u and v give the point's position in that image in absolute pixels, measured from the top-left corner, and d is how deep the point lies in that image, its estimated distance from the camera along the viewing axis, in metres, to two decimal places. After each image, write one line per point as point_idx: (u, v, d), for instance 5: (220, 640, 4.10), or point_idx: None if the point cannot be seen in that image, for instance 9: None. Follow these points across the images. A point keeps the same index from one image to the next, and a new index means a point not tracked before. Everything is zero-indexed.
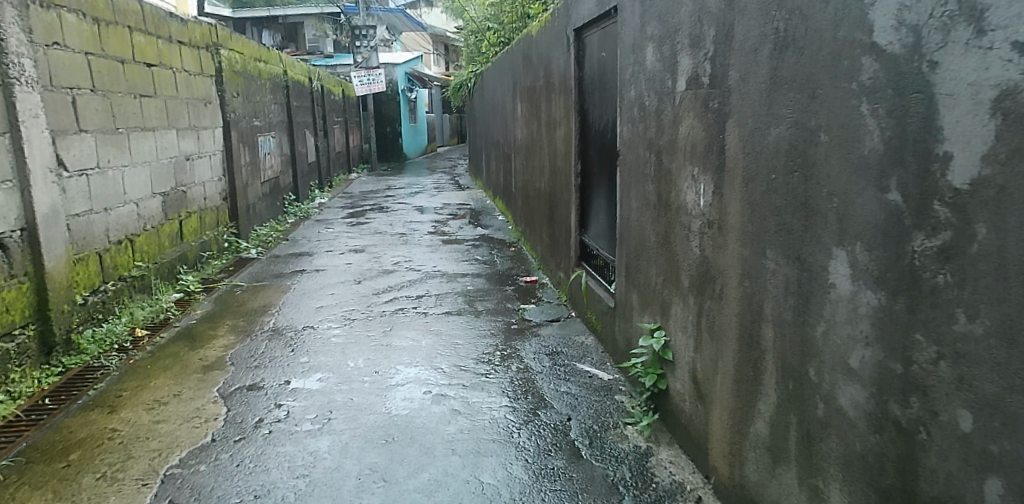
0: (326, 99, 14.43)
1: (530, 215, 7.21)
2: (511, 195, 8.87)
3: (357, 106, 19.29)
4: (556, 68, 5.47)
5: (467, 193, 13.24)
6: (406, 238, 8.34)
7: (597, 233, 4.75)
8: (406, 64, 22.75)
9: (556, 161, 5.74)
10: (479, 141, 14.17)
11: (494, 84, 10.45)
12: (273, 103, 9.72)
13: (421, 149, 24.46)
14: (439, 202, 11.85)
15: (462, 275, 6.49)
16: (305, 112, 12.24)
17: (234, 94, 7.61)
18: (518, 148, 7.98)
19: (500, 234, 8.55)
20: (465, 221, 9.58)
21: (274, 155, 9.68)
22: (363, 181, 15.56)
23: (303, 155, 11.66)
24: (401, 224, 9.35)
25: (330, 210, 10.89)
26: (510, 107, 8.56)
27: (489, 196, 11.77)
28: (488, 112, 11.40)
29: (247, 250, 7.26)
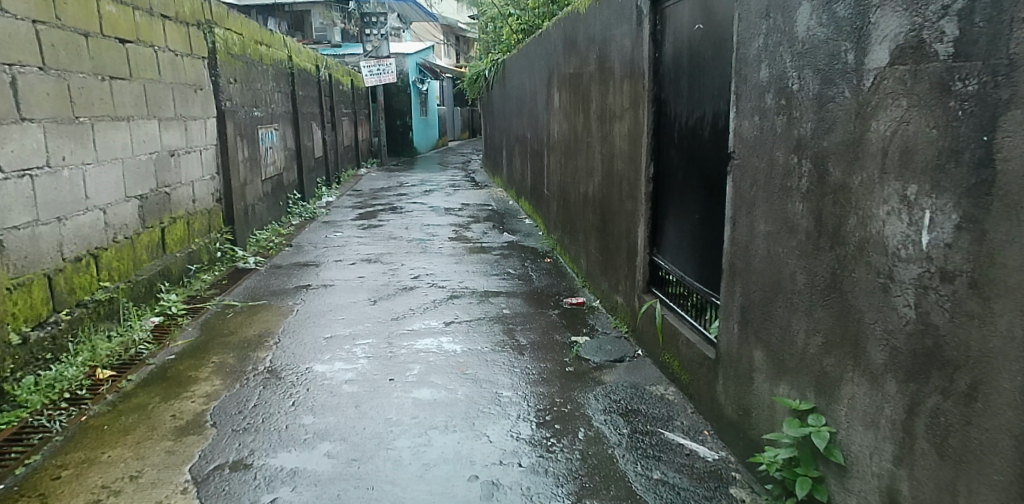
0: (334, 90, 13.44)
1: (571, 222, 6.22)
2: (542, 197, 7.87)
3: (366, 98, 18.29)
4: (616, 50, 4.47)
5: (486, 191, 12.27)
6: (424, 246, 7.35)
7: (678, 254, 3.74)
8: (417, 54, 21.72)
9: (612, 163, 4.74)
10: (497, 136, 13.17)
11: (519, 73, 9.42)
12: (276, 92, 8.75)
13: (432, 142, 23.47)
14: (457, 202, 10.85)
15: (494, 294, 5.50)
16: (312, 103, 11.26)
17: (230, 80, 6.65)
18: (554, 146, 6.97)
19: (530, 241, 7.55)
20: (489, 224, 8.59)
21: (278, 151, 8.73)
22: (374, 177, 14.59)
23: (309, 149, 10.71)
24: (417, 227, 8.35)
25: (338, 210, 9.94)
26: (542, 99, 7.55)
27: (511, 196, 10.77)
28: (512, 105, 10.37)
29: (244, 260, 6.28)
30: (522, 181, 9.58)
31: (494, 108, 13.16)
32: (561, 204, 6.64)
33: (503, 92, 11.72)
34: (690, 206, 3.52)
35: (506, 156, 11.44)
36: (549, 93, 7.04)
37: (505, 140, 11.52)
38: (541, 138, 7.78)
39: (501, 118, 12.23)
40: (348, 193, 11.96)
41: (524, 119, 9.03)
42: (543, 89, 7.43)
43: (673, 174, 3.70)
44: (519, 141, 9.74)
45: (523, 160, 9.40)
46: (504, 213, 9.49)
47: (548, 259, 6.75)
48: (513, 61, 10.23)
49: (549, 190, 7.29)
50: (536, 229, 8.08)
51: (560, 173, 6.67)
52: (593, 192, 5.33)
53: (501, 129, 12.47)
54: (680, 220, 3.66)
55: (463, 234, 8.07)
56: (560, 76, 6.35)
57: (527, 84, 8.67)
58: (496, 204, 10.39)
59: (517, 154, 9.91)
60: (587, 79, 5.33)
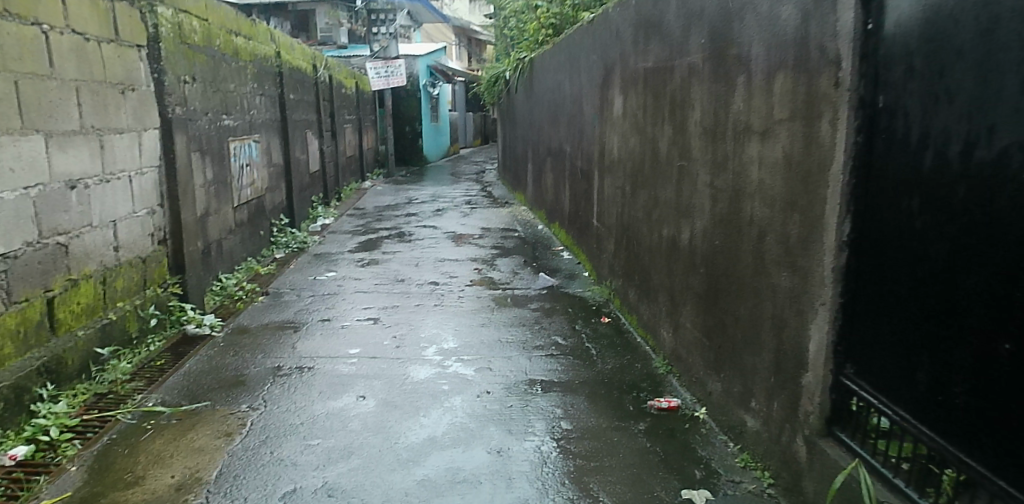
0: (335, 93, 11.77)
1: (645, 274, 4.49)
2: (589, 229, 6.14)
3: (373, 103, 16.65)
4: (778, 24, 2.74)
5: (508, 210, 10.56)
6: (441, 294, 5.63)
7: (923, 400, 2.04)
8: (428, 55, 20.07)
9: (744, 202, 3.02)
10: (519, 147, 11.48)
11: (555, 73, 7.69)
12: (259, 96, 7.07)
13: (443, 151, 21.82)
14: (476, 225, 9.11)
15: (543, 386, 3.77)
16: (307, 108, 9.59)
17: (187, 78, 4.96)
18: (612, 167, 5.25)
19: (576, 288, 5.81)
20: (519, 259, 6.86)
21: (260, 167, 7.05)
22: (379, 192, 12.91)
23: (303, 164, 9.04)
24: (429, 265, 6.64)
25: (335, 236, 8.26)
26: (594, 105, 5.83)
27: (540, 219, 9.05)
28: (543, 111, 8.64)
29: (200, 325, 4.58)
30: (557, 205, 7.83)
31: (516, 115, 11.46)
32: (626, 247, 4.90)
33: (529, 96, 10.01)
34: (997, 311, 1.78)
35: (532, 171, 9.72)
36: (608, 98, 5.32)
37: (532, 152, 9.78)
38: (589, 154, 6.05)
39: (525, 127, 10.53)
40: (349, 213, 10.27)
41: (563, 130, 7.30)
42: (597, 91, 5.70)
43: (930, 253, 1.99)
44: (553, 156, 8.02)
45: (559, 178, 7.68)
46: (535, 242, 7.74)
47: (605, 317, 5.01)
48: (545, 58, 8.51)
49: (603, 223, 5.57)
50: (580, 270, 6.35)
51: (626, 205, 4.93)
52: (695, 240, 3.60)
53: (524, 140, 10.78)
54: (945, 331, 1.94)
55: (488, 275, 6.34)
56: (632, 73, 4.64)
57: (567, 86, 6.95)
58: (522, 228, 8.65)
59: (551, 170, 8.20)
60: (693, 75, 3.60)
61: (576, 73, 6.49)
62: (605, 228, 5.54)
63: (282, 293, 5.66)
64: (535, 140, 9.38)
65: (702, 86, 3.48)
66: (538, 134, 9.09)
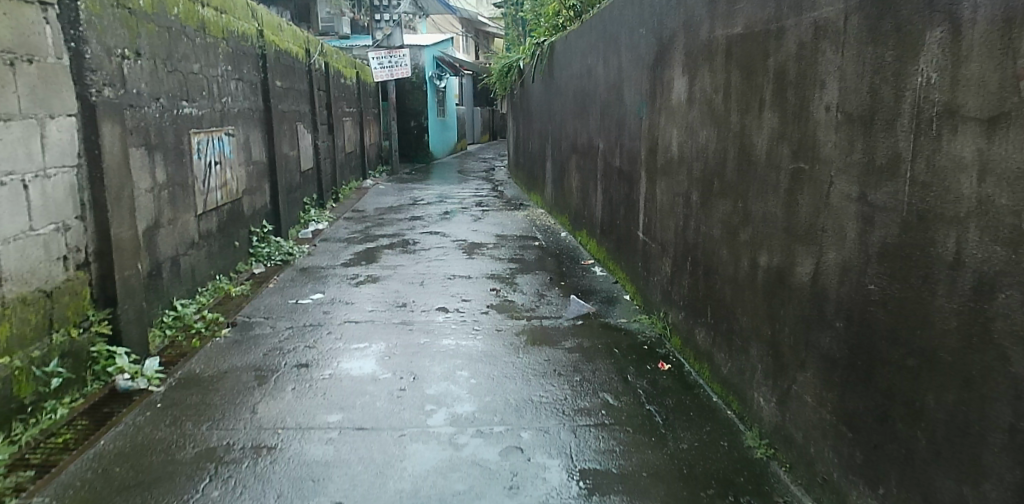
0: (332, 83, 10.63)
1: (728, 312, 3.34)
2: (634, 243, 4.97)
3: (375, 96, 15.55)
4: None
5: (524, 212, 9.42)
6: (450, 325, 4.47)
7: None
8: (435, 45, 18.92)
9: (947, 228, 1.87)
10: (535, 143, 10.29)
11: (584, 55, 6.52)
12: (236, 82, 5.94)
13: (450, 146, 20.70)
14: (490, 231, 7.94)
15: (598, 485, 2.64)
16: (299, 98, 8.46)
17: (124, 53, 3.85)
18: (672, 168, 4.09)
19: (620, 318, 4.65)
20: (543, 276, 5.70)
21: (237, 166, 5.93)
22: (381, 192, 11.77)
23: (293, 162, 7.91)
24: (436, 283, 5.50)
25: (327, 244, 7.13)
26: (642, 90, 4.66)
27: (562, 226, 7.88)
28: (567, 101, 7.45)
29: (133, 380, 3.47)
30: (586, 211, 6.65)
31: (532, 107, 10.28)
32: (695, 274, 3.75)
33: (548, 84, 8.82)
34: None
35: (553, 170, 8.54)
36: (666, 81, 4.15)
37: (552, 149, 8.60)
38: (634, 151, 4.88)
39: (543, 120, 9.35)
40: (347, 216, 9.13)
41: (595, 123, 6.13)
42: (647, 72, 4.53)
43: None
44: (580, 153, 6.86)
45: (589, 179, 6.51)
46: (561, 254, 6.57)
47: (665, 363, 3.86)
48: (569, 40, 7.33)
49: (656, 238, 4.41)
50: (620, 293, 5.19)
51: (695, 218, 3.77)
52: (829, 278, 2.45)
53: (542, 134, 9.60)
54: None
55: (508, 297, 5.18)
56: (708, 45, 3.48)
57: (602, 70, 5.77)
58: (543, 236, 7.49)
59: (577, 171, 7.04)
60: (829, 38, 2.45)
61: (616, 53, 5.32)
62: (659, 245, 4.38)
63: (253, 322, 4.51)
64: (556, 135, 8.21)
65: (848, 51, 2.32)
66: (560, 127, 7.91)
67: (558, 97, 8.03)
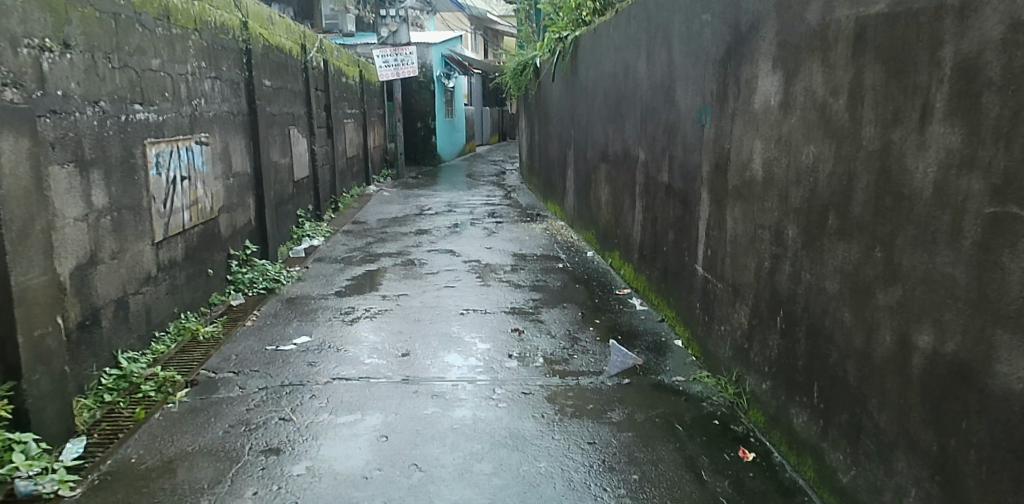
0: (333, 81, 9.71)
1: (854, 399, 2.42)
2: (690, 279, 4.04)
3: (380, 97, 14.66)
4: None
5: (541, 224, 8.48)
6: (463, 384, 3.54)
7: None
8: (443, 43, 18.00)
9: None
10: (553, 148, 9.35)
11: (620, 49, 5.58)
12: (215, 80, 5.02)
13: (458, 148, 19.79)
14: (505, 248, 6.99)
15: None
16: (294, 99, 7.54)
17: (44, 43, 2.95)
18: (756, 192, 3.17)
19: (675, 375, 3.72)
20: (573, 311, 4.76)
21: (218, 179, 5.00)
22: (384, 199, 10.84)
23: (286, 170, 7.00)
24: (445, 320, 4.57)
25: (321, 264, 6.21)
26: (706, 91, 3.73)
27: (587, 243, 6.94)
28: (596, 102, 6.50)
29: (39, 482, 2.55)
30: (620, 231, 5.71)
31: (550, 108, 9.34)
32: (793, 335, 2.83)
33: (569, 84, 7.88)
34: None
35: (576, 179, 7.61)
36: (748, 79, 3.23)
37: (575, 156, 7.65)
38: (693, 167, 3.95)
39: (564, 122, 8.40)
40: (346, 228, 8.20)
41: (634, 129, 5.19)
42: (716, 69, 3.60)
43: None
44: (613, 163, 5.91)
45: (624, 194, 5.57)
46: (591, 280, 5.63)
47: (747, 450, 2.95)
48: (598, 33, 6.38)
49: (727, 279, 3.48)
50: (670, 337, 4.27)
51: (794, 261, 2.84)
52: None
53: (562, 138, 8.65)
54: None
55: (533, 341, 4.23)
56: (823, 31, 2.56)
57: (646, 67, 4.82)
58: (567, 256, 6.55)
59: (609, 183, 6.10)
60: None
61: (666, 46, 4.38)
62: (732, 288, 3.45)
63: (216, 379, 3.59)
64: (581, 141, 7.27)
65: None
66: (587, 132, 6.96)
67: (584, 99, 7.08)
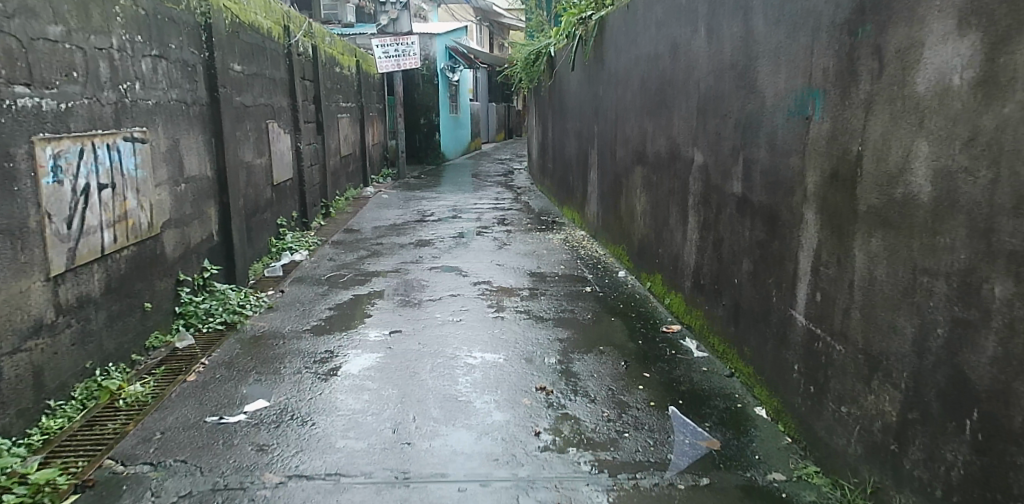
0: (323, 70, 8.61)
1: None
2: (782, 330, 2.98)
3: (380, 90, 13.57)
4: None
5: (559, 234, 7.40)
6: (474, 490, 2.47)
7: None
8: (447, 34, 16.90)
9: None
10: (570, 148, 8.27)
11: (666, 26, 4.49)
12: (160, 60, 3.96)
13: (462, 145, 18.73)
14: (519, 265, 5.91)
15: None
16: (277, 89, 6.48)
17: None
18: (921, 221, 2.10)
19: (772, 471, 2.64)
20: (613, 359, 3.68)
21: (165, 186, 3.93)
22: (382, 203, 9.75)
23: (265, 171, 5.94)
24: (446, 372, 3.48)
25: (302, 284, 5.14)
26: (818, 72, 2.66)
27: (617, 260, 5.86)
28: (630, 92, 5.41)
29: None
30: (663, 251, 4.63)
31: (568, 101, 8.26)
32: (1012, 456, 1.80)
33: (592, 73, 6.78)
34: None
35: (601, 184, 6.53)
36: (906, 51, 2.16)
37: (600, 156, 6.55)
38: (791, 177, 2.88)
39: (584, 117, 7.31)
40: (337, 236, 7.12)
41: (687, 125, 4.11)
42: (840, 39, 2.52)
43: None
44: (653, 167, 4.83)
45: (669, 205, 4.49)
46: (629, 312, 4.55)
47: None
48: (632, 10, 5.29)
49: (858, 341, 2.42)
50: (749, 402, 3.20)
51: (1020, 336, 1.78)
52: None
53: (581, 135, 7.55)
54: None
55: (566, 410, 3.14)
56: None
57: (709, 44, 3.74)
58: (594, 277, 5.46)
59: (647, 189, 5.01)
60: None
61: (746, 14, 3.28)
62: (867, 353, 2.39)
63: (125, 476, 2.53)
64: (608, 139, 6.18)
65: None
66: (616, 130, 5.87)
67: (612, 89, 5.98)
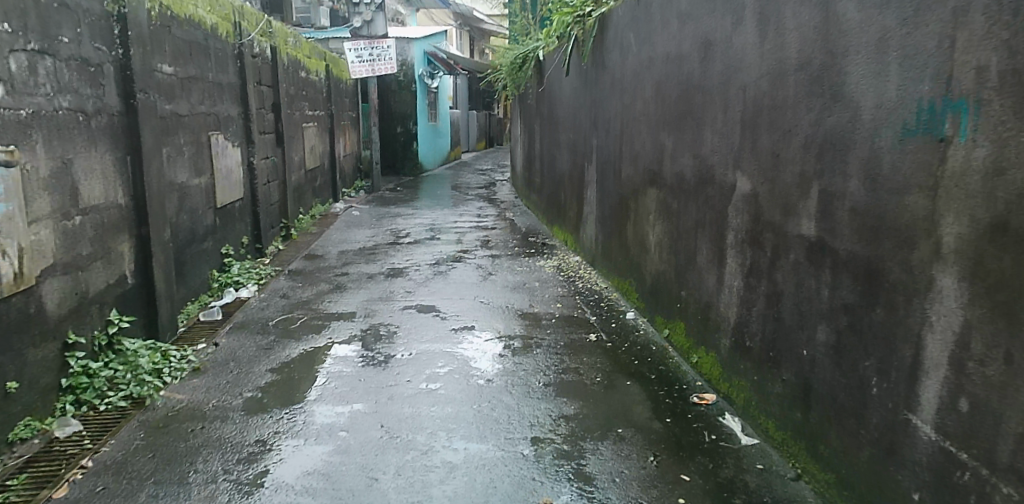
0: (285, 74, 7.65)
1: None
2: (891, 439, 2.12)
3: (353, 97, 12.61)
4: None
5: (550, 259, 6.50)
6: None
7: None
8: (426, 38, 15.99)
9: None
10: (563, 163, 7.35)
11: (694, 20, 3.62)
12: (46, 58, 3.03)
13: (442, 155, 17.80)
14: (507, 300, 4.97)
15: None
16: (226, 95, 5.54)
17: None
18: None
19: None
20: (639, 452, 2.77)
21: (49, 222, 3.00)
22: (352, 220, 8.78)
23: (208, 192, 5.00)
24: (416, 478, 2.55)
25: (244, 332, 4.21)
26: (970, 77, 1.83)
27: (622, 296, 4.97)
28: (641, 100, 4.53)
29: None
30: (689, 296, 3.74)
31: (560, 109, 7.38)
32: None
33: (591, 78, 5.87)
34: None
35: (601, 206, 5.63)
36: None
37: (600, 174, 5.64)
38: (910, 225, 2.03)
39: (579, 128, 6.39)
40: (295, 264, 6.17)
41: (725, 143, 3.25)
42: (1018, 24, 1.69)
43: None
44: (673, 193, 3.95)
45: (697, 242, 3.62)
46: (647, 371, 3.64)
47: None
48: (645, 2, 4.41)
49: None
50: None
51: None
52: None
53: (576, 148, 6.64)
54: None
55: None
56: None
57: (764, 40, 2.88)
58: (597, 318, 4.54)
59: (664, 218, 4.13)
60: None
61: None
62: None
63: None
64: (611, 154, 5.28)
65: None
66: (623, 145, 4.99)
67: (618, 96, 5.09)
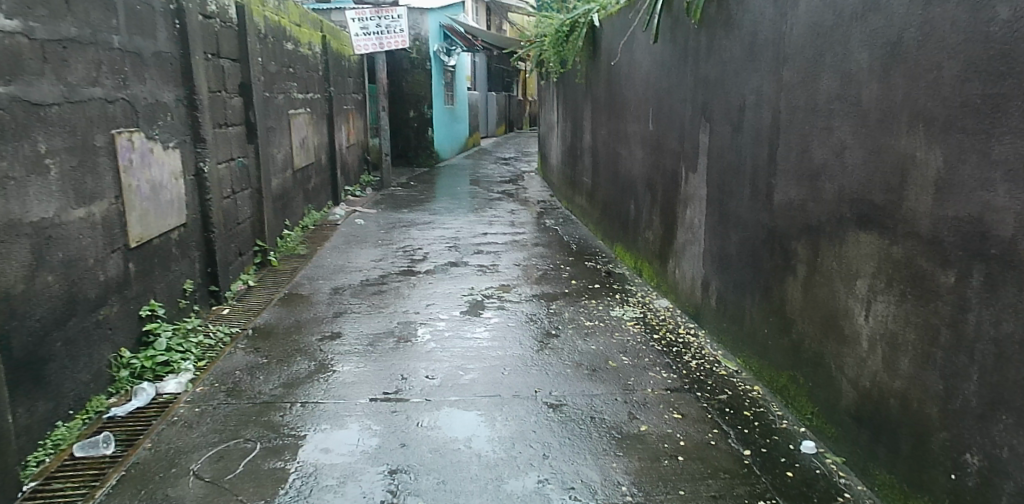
0: (262, 46, 5.73)
1: None
2: None
3: (357, 76, 10.67)
4: None
5: (625, 303, 4.58)
6: None
7: None
8: (441, 9, 13.98)
9: None
10: (634, 165, 5.38)
11: None
12: None
13: (459, 143, 15.83)
14: (590, 402, 3.03)
15: None
16: (156, 72, 3.65)
17: None
18: None
19: None
20: None
21: None
22: (352, 232, 6.88)
23: (114, 226, 3.12)
24: None
25: (142, 493, 2.35)
26: None
27: (775, 395, 3.06)
28: (837, 78, 2.60)
29: None
30: (1014, 477, 1.86)
31: (629, 90, 5.42)
32: None
33: (703, 44, 3.87)
34: None
35: (722, 240, 3.69)
36: None
37: (719, 191, 3.69)
38: None
39: (671, 119, 4.41)
40: (266, 314, 4.28)
41: None
42: None
43: None
44: (949, 257, 2.05)
45: None
46: None
47: None
48: None
49: None
50: None
51: None
52: None
53: (661, 145, 4.66)
54: None
55: None
56: None
57: None
58: (755, 455, 2.62)
59: (911, 298, 2.23)
60: None
61: None
62: None
63: None
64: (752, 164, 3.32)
65: None
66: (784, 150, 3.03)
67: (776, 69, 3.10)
